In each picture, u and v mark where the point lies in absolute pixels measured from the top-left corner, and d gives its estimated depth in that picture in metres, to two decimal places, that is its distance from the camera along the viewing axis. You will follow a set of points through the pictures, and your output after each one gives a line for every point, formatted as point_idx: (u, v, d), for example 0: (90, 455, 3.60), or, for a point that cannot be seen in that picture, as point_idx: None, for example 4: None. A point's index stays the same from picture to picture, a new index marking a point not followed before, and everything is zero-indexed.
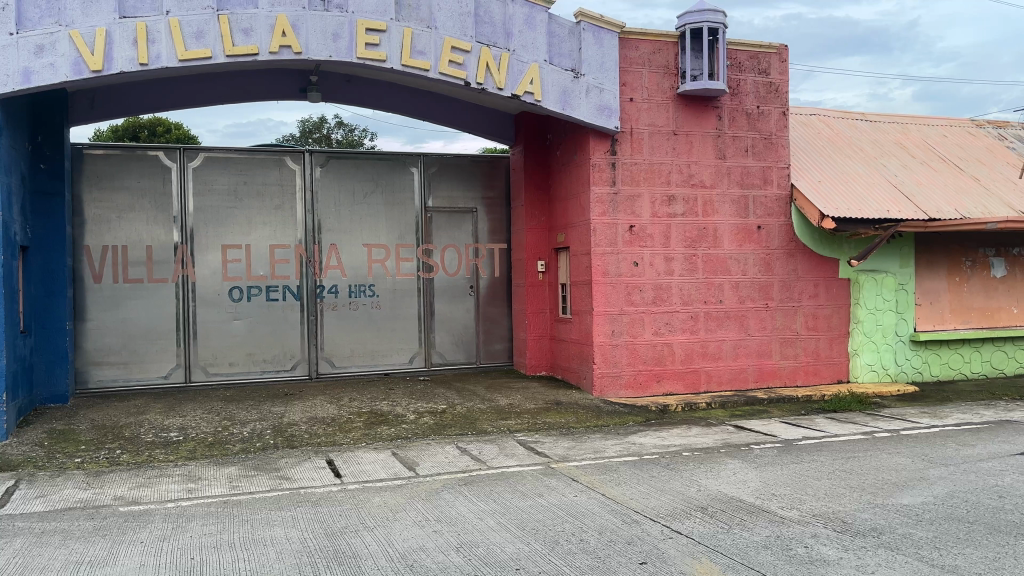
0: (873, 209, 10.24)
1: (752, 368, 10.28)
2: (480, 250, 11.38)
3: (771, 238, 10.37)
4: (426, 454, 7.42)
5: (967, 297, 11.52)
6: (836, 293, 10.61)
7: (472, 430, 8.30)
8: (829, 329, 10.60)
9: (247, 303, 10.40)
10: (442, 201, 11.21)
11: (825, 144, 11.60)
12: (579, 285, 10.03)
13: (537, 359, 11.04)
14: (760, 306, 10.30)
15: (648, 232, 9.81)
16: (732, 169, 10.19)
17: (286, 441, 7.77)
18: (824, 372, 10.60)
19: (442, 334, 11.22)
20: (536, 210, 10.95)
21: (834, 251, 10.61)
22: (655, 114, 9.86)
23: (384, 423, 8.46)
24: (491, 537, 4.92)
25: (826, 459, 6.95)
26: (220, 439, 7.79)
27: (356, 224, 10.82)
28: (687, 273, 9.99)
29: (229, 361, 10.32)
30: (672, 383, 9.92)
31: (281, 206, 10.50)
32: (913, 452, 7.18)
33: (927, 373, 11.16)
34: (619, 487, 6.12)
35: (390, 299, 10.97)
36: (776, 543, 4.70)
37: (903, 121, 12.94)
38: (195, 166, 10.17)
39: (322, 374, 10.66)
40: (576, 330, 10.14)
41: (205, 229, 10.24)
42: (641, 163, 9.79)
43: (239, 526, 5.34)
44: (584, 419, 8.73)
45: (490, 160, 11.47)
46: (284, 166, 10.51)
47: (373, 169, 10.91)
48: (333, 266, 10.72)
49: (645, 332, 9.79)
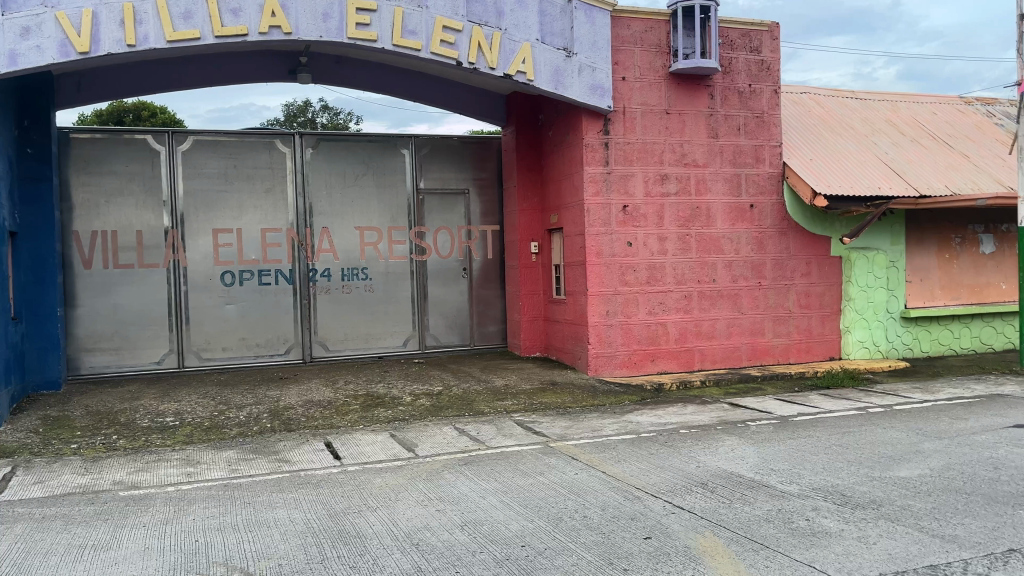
0: (864, 186, 10.28)
1: (745, 346, 10.34)
2: (472, 232, 11.36)
3: (764, 216, 10.39)
4: (424, 435, 7.43)
5: (957, 273, 11.62)
6: (828, 271, 10.66)
7: (469, 411, 8.31)
8: (821, 306, 10.66)
9: (240, 287, 10.34)
10: (434, 183, 11.15)
11: (816, 122, 11.61)
12: (572, 266, 10.02)
13: (531, 340, 11.05)
14: (753, 284, 10.34)
15: (641, 212, 9.80)
16: (725, 147, 10.19)
17: (283, 425, 7.76)
18: (817, 350, 10.67)
19: (436, 317, 11.21)
20: (529, 191, 10.93)
21: (826, 229, 10.65)
22: (648, 93, 9.83)
23: (381, 405, 8.45)
24: (495, 515, 4.94)
25: (822, 434, 7.00)
26: (217, 423, 7.77)
27: (348, 207, 10.75)
28: (680, 252, 10.00)
29: (222, 347, 10.27)
30: (666, 362, 9.97)
31: (272, 189, 10.42)
32: (907, 426, 7.25)
33: (917, 349, 11.26)
34: (619, 464, 6.14)
35: (383, 282, 10.93)
36: (777, 517, 4.74)
37: (892, 98, 12.97)
38: (184, 150, 10.07)
39: (315, 358, 10.63)
40: (570, 311, 10.14)
41: (195, 214, 10.15)
42: (634, 142, 9.77)
43: (241, 509, 5.34)
44: (580, 399, 8.76)
45: (481, 141, 11.41)
46: (275, 149, 10.42)
47: (364, 151, 10.83)
48: (325, 249, 10.66)
49: (639, 312, 9.82)
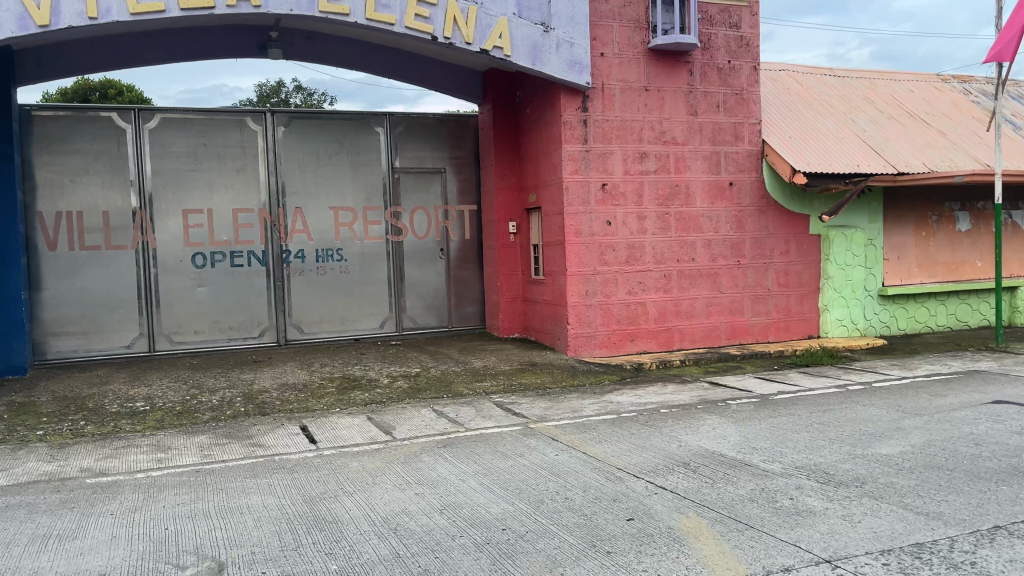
0: (843, 164, 10.25)
1: (725, 326, 10.30)
2: (449, 212, 11.20)
3: (743, 194, 10.32)
4: (402, 418, 7.30)
5: (933, 251, 11.66)
6: (806, 249, 10.64)
7: (447, 393, 8.19)
8: (799, 285, 10.64)
9: (211, 269, 10.11)
10: (409, 162, 10.95)
11: (795, 99, 11.54)
12: (551, 246, 9.90)
13: (510, 321, 10.94)
14: (732, 263, 10.29)
15: (620, 191, 9.69)
16: (704, 125, 10.10)
17: (257, 409, 7.59)
18: (795, 328, 10.67)
19: (413, 299, 11.04)
20: (506, 170, 10.77)
21: (804, 207, 10.61)
22: (626, 69, 9.69)
23: (357, 388, 8.31)
24: (474, 498, 4.83)
25: (803, 413, 6.97)
26: (189, 408, 7.58)
27: (321, 187, 10.53)
28: (660, 231, 9.91)
29: (193, 330, 10.05)
30: (646, 342, 9.90)
31: (244, 168, 10.18)
32: (887, 403, 7.24)
33: (894, 327, 11.30)
34: (599, 445, 6.06)
35: (359, 263, 10.74)
36: (761, 496, 4.68)
37: (870, 76, 12.93)
38: (151, 128, 9.77)
39: (290, 341, 10.44)
40: (549, 292, 10.04)
41: (164, 194, 9.88)
42: (613, 120, 9.64)
43: (213, 496, 5.19)
44: (559, 379, 8.68)
45: (458, 119, 11.22)
46: (245, 127, 10.16)
47: (338, 130, 10.60)
48: (299, 230, 10.44)
49: (618, 291, 9.73)
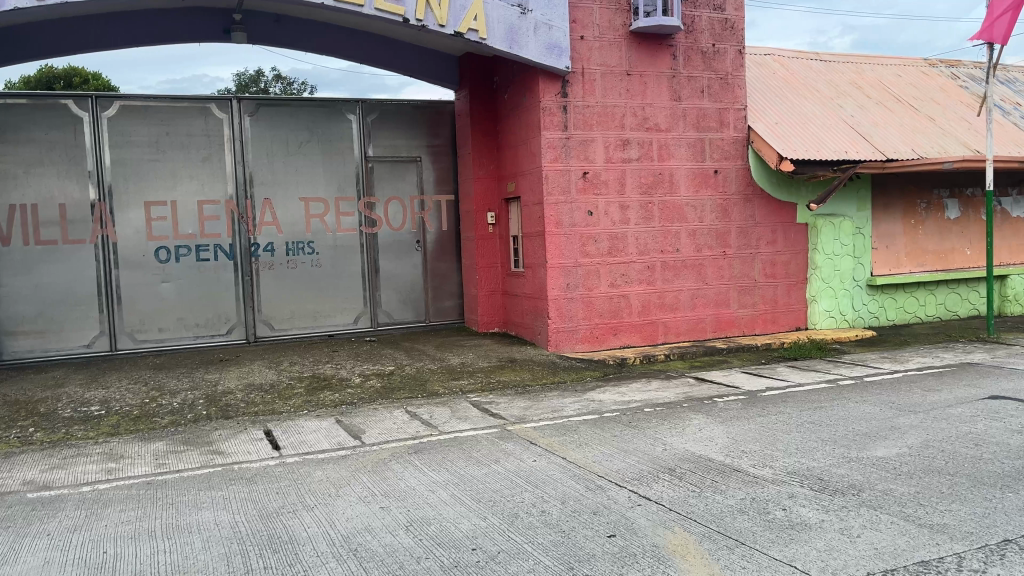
0: (831, 151, 9.94)
1: (710, 318, 9.98)
2: (425, 202, 10.80)
3: (728, 182, 9.99)
4: (373, 420, 6.92)
5: (922, 239, 11.40)
6: (794, 238, 10.33)
7: (422, 392, 7.82)
8: (787, 275, 10.34)
9: (176, 264, 9.66)
10: (383, 150, 10.53)
11: (781, 84, 11.21)
12: (531, 238, 9.53)
13: (489, 315, 10.58)
14: (717, 254, 9.96)
15: (602, 179, 9.33)
16: (688, 111, 9.75)
17: (220, 412, 7.19)
18: (783, 320, 10.37)
19: (389, 293, 10.65)
20: (484, 158, 10.37)
21: (791, 196, 10.30)
22: (608, 53, 9.31)
23: (327, 388, 7.92)
24: (443, 512, 4.48)
25: (794, 411, 6.66)
26: (147, 412, 7.16)
27: (291, 177, 10.10)
28: (643, 221, 9.57)
29: (158, 327, 9.60)
30: (629, 336, 9.57)
31: (209, 157, 9.72)
32: (879, 399, 6.94)
33: (883, 318, 11.03)
34: (580, 449, 5.72)
35: (331, 256, 10.33)
36: (752, 507, 4.35)
37: (857, 60, 12.62)
38: (109, 116, 9.28)
39: (260, 338, 10.02)
40: (529, 285, 9.68)
41: (124, 185, 9.41)
42: (594, 106, 9.26)
43: (162, 512, 4.80)
44: (539, 376, 8.33)
45: (433, 106, 10.81)
46: (210, 115, 9.69)
47: (308, 117, 10.15)
48: (268, 222, 10.01)
49: (601, 284, 9.38)
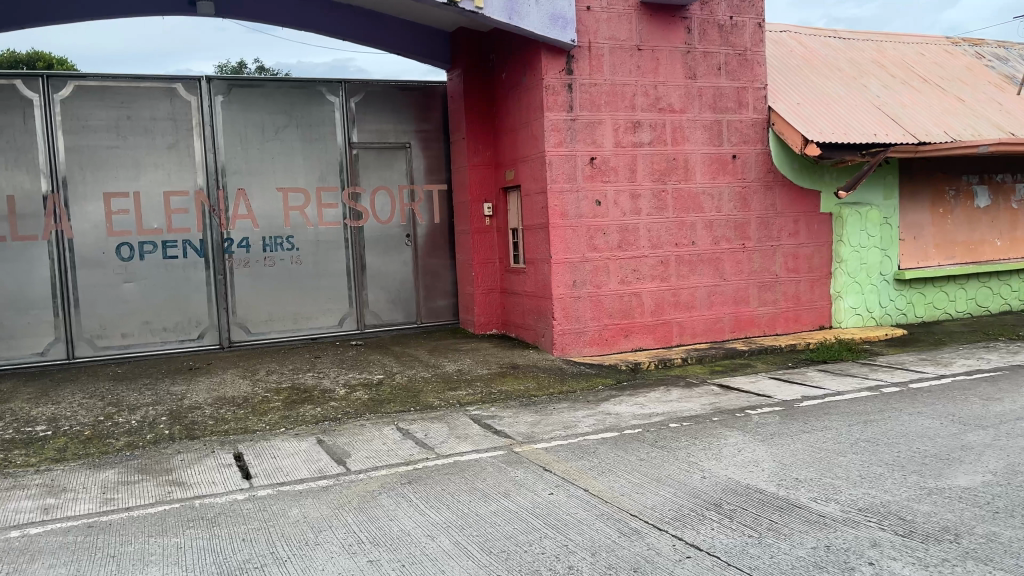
0: (859, 133, 9.11)
1: (728, 317, 9.15)
2: (416, 193, 9.90)
3: (747, 168, 9.15)
4: (359, 441, 6.04)
5: (951, 230, 10.60)
6: (817, 230, 9.52)
7: (415, 405, 6.93)
8: (810, 270, 9.52)
9: (140, 262, 8.72)
10: (369, 136, 9.61)
11: (800, 63, 10.37)
12: (533, 230, 8.65)
13: (487, 316, 9.70)
14: (736, 247, 9.12)
15: (610, 165, 8.47)
16: (704, 90, 8.89)
17: (185, 432, 6.28)
18: (805, 318, 9.56)
19: (376, 291, 9.74)
20: (480, 144, 9.48)
21: (815, 182, 9.46)
22: (616, 25, 8.43)
23: (308, 401, 7.02)
24: (446, 569, 3.61)
25: (842, 426, 5.82)
26: (100, 432, 6.24)
27: (268, 166, 9.18)
28: (656, 212, 8.71)
29: (121, 332, 8.66)
30: (642, 338, 8.72)
31: (176, 144, 8.78)
32: (936, 411, 6.12)
33: (911, 315, 10.21)
34: (604, 478, 4.86)
35: (313, 251, 9.42)
36: (829, 560, 3.51)
37: (877, 38, 11.79)
38: (63, 98, 8.33)
39: (235, 343, 9.09)
40: (531, 282, 8.81)
41: (80, 175, 8.45)
42: (601, 84, 8.39)
43: (99, 568, 3.90)
44: (545, 385, 7.46)
45: (424, 88, 9.90)
46: (177, 96, 8.75)
47: (286, 100, 9.23)
48: (242, 215, 9.08)
49: (610, 281, 8.52)
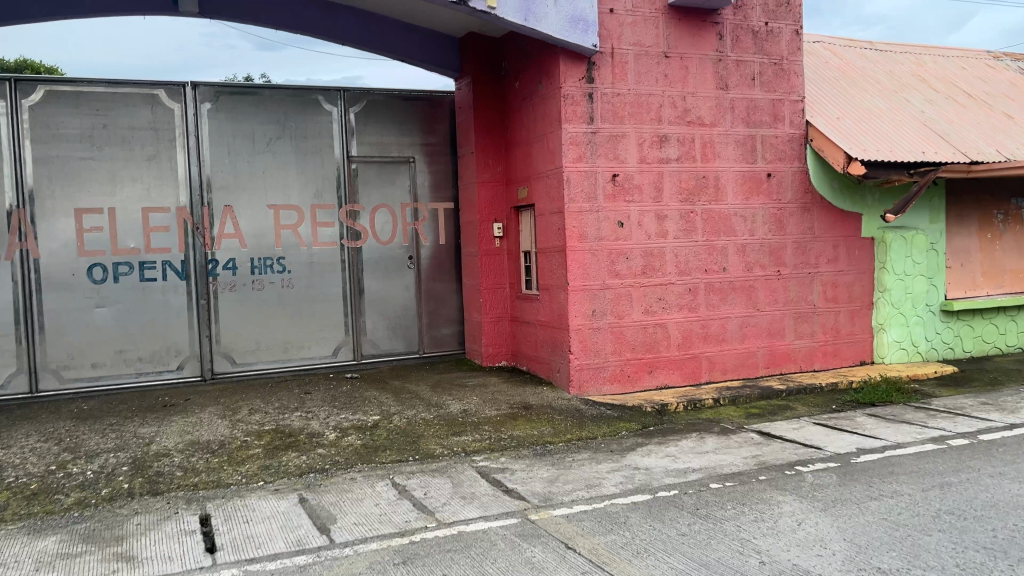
0: (906, 150, 8.27)
1: (762, 351, 8.29)
2: (419, 211, 9.10)
3: (784, 189, 8.32)
4: (348, 501, 5.18)
5: (999, 257, 9.74)
6: (858, 256, 8.68)
7: (414, 454, 6.07)
8: (850, 300, 8.67)
9: (114, 285, 7.91)
10: (369, 149, 8.82)
11: (837, 75, 9.57)
12: (547, 254, 7.82)
13: (495, 346, 8.85)
14: (770, 274, 8.28)
15: (634, 183, 7.66)
16: (737, 102, 8.09)
17: (147, 486, 5.43)
18: (845, 353, 8.70)
19: (375, 318, 8.92)
20: (490, 158, 8.68)
21: (856, 204, 8.64)
22: (642, 30, 7.65)
23: (293, 447, 6.17)
24: None
25: (915, 492, 4.95)
26: (49, 486, 5.40)
27: (258, 180, 8.39)
28: (683, 235, 7.88)
29: (91, 363, 7.84)
30: (667, 374, 7.87)
31: (156, 156, 7.99)
32: (1021, 473, 5.25)
33: (959, 349, 9.32)
34: (639, 561, 4.00)
35: (306, 274, 8.60)
36: None
37: (915, 51, 11.00)
38: (31, 104, 7.56)
39: (218, 375, 8.27)
40: (545, 311, 7.97)
41: (49, 189, 7.66)
42: (625, 94, 7.60)
43: None
44: (562, 430, 6.59)
45: (430, 98, 9.14)
46: (158, 104, 7.97)
47: (279, 109, 8.45)
48: (229, 234, 8.28)
49: (633, 311, 7.68)
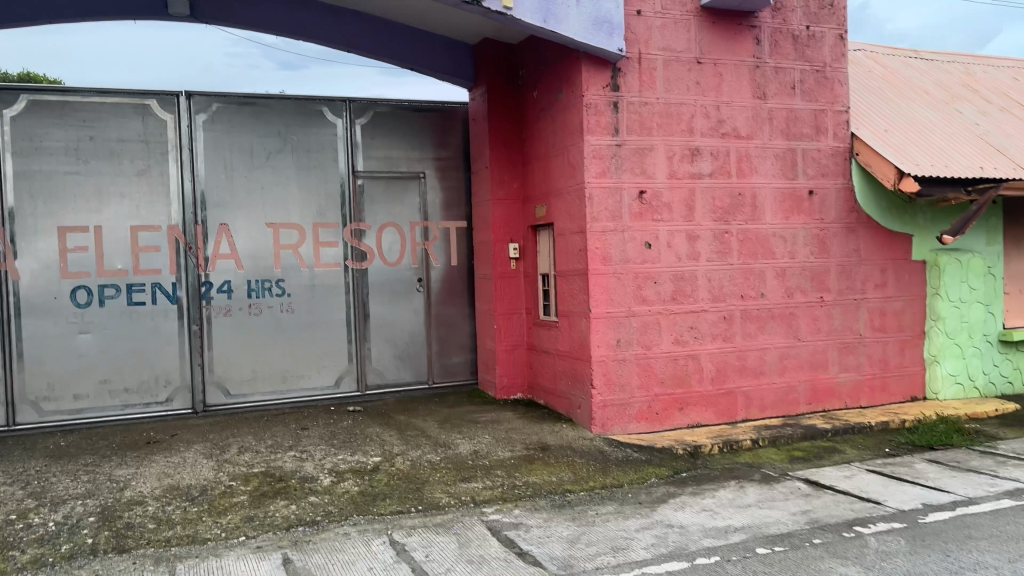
0: (963, 165, 7.54)
1: (804, 386, 7.54)
2: (430, 231, 8.47)
3: (827, 208, 7.60)
4: (338, 563, 4.48)
5: None
6: (908, 281, 7.93)
7: (417, 504, 5.37)
8: (899, 329, 7.91)
9: (100, 309, 7.33)
10: (377, 164, 8.22)
11: (881, 84, 8.87)
12: (567, 277, 7.15)
13: (510, 377, 8.17)
14: (813, 300, 7.55)
15: (663, 201, 6.98)
16: (776, 113, 7.41)
17: (113, 541, 4.76)
18: (894, 388, 7.93)
19: (381, 345, 8.27)
20: (506, 173, 8.05)
21: (906, 224, 7.90)
22: (672, 33, 7.00)
23: (282, 495, 5.50)
24: None
25: (1002, 564, 4.19)
26: (2, 540, 4.76)
27: (256, 196, 7.80)
28: (717, 257, 7.18)
29: (73, 394, 7.25)
30: (699, 411, 7.14)
31: (147, 171, 7.44)
32: None
33: (1019, 384, 8.50)
34: None
35: (307, 298, 7.99)
36: None
37: (963, 61, 10.27)
38: (13, 115, 7.03)
39: (210, 407, 7.65)
40: (565, 340, 7.28)
41: (30, 206, 7.11)
42: (654, 104, 6.94)
43: None
44: (584, 477, 5.88)
45: (443, 109, 8.54)
46: (150, 115, 7.42)
47: (280, 120, 7.88)
48: (224, 254, 7.69)
49: (662, 341, 6.98)
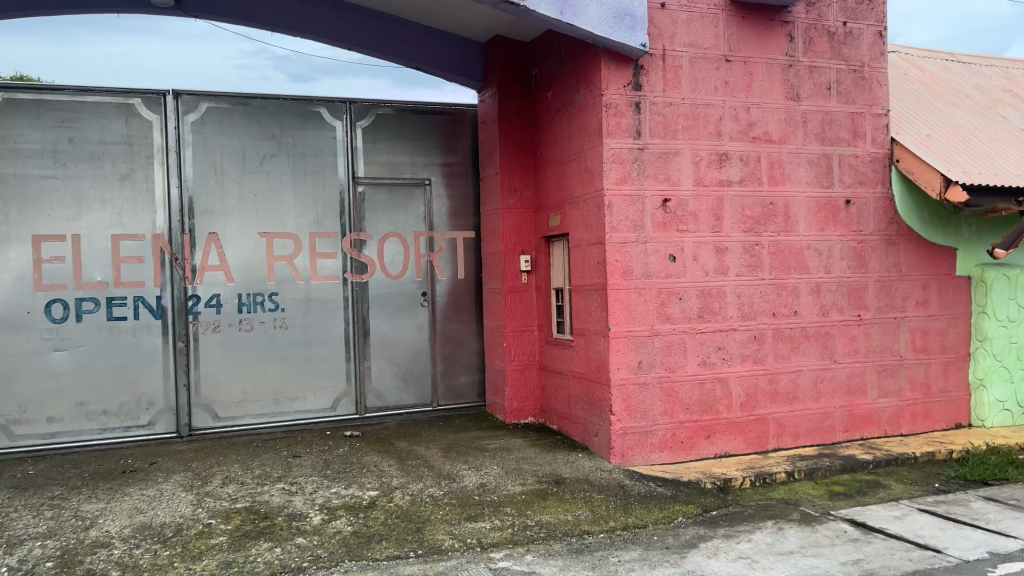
0: (1012, 173, 6.94)
1: (841, 412, 6.92)
2: (435, 241, 7.90)
3: (864, 218, 7.01)
4: None
5: None
6: (952, 298, 7.31)
7: (416, 548, 4.77)
8: (942, 350, 7.29)
9: (78, 324, 6.79)
10: (379, 169, 7.67)
11: (919, 88, 8.28)
12: (584, 293, 6.57)
13: (521, 399, 7.58)
14: (850, 319, 6.94)
15: (689, 210, 6.40)
16: (810, 115, 6.83)
17: None
18: (937, 415, 7.30)
19: (381, 364, 7.70)
20: (517, 180, 7.49)
21: (950, 237, 7.29)
22: (698, 29, 6.44)
23: (266, 535, 4.91)
24: None
25: None
26: None
27: (249, 204, 7.26)
28: (747, 271, 6.59)
29: (48, 416, 6.71)
30: (727, 440, 6.54)
31: (130, 175, 6.91)
32: None
33: None
34: None
35: (303, 313, 7.43)
36: None
37: (1003, 64, 9.67)
38: None
39: (196, 432, 7.08)
40: (581, 360, 6.69)
41: (3, 212, 6.59)
42: (679, 104, 6.38)
43: None
44: (603, 516, 5.27)
45: (450, 112, 7.98)
46: (134, 115, 6.90)
47: (275, 122, 7.34)
48: (214, 265, 7.14)
49: (687, 363, 6.39)
